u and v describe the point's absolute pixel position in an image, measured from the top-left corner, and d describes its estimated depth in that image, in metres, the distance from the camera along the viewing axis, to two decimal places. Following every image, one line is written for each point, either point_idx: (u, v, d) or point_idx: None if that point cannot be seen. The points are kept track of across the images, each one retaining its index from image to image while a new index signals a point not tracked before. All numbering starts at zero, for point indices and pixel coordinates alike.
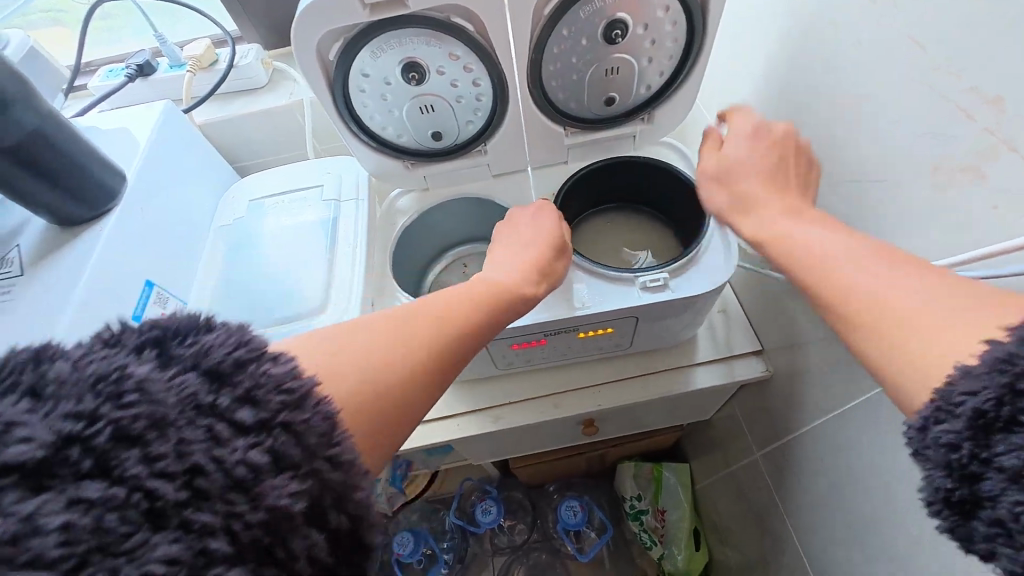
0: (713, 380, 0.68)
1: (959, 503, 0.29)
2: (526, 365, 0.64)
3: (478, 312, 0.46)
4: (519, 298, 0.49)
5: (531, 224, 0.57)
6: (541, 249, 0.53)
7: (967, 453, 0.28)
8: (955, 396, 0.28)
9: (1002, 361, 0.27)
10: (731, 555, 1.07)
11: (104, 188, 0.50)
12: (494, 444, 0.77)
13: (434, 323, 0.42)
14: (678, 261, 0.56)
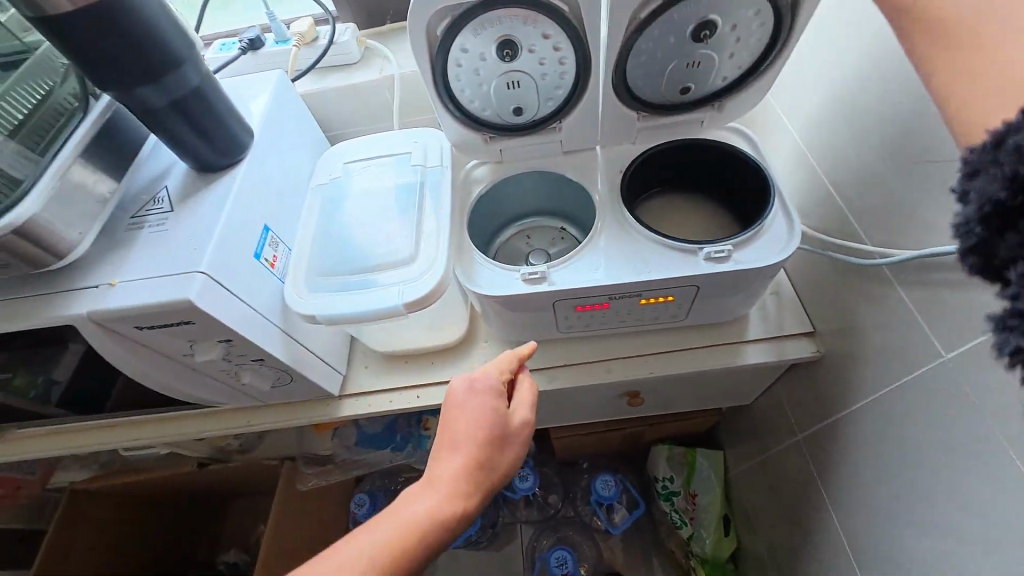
0: (763, 357, 0.71)
1: None
2: (584, 328, 0.70)
3: (430, 522, 0.44)
4: (468, 504, 0.46)
5: (470, 394, 0.51)
6: (473, 412, 0.50)
7: (1003, 198, 0.27)
8: None
9: None
10: (760, 543, 1.09)
11: (238, 141, 0.58)
12: (544, 404, 0.82)
13: (389, 544, 0.43)
14: (744, 235, 0.59)
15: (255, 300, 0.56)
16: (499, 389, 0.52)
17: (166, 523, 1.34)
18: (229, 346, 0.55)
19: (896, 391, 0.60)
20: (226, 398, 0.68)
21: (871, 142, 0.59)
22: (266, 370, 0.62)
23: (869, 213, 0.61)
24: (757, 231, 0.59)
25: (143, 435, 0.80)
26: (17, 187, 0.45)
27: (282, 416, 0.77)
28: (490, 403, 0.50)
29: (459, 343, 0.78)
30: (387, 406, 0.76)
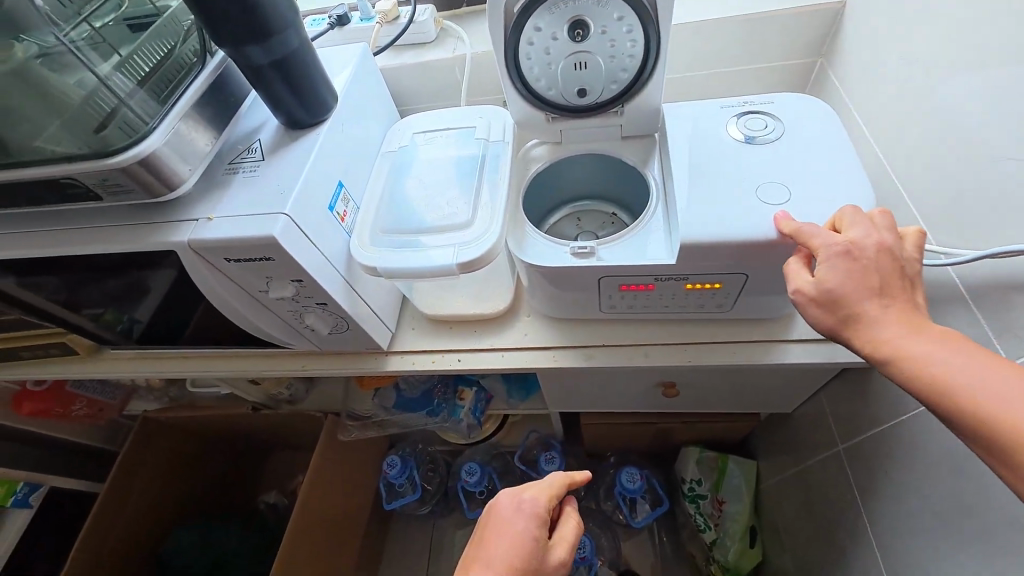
0: (808, 358, 0.69)
1: None
2: (626, 310, 0.71)
3: None
4: None
5: (518, 513, 0.57)
6: (520, 529, 0.56)
7: None
8: None
9: None
10: (788, 559, 1.05)
11: (323, 103, 0.64)
12: (579, 383, 0.84)
13: None
14: None
15: (324, 246, 0.62)
16: (552, 492, 0.60)
17: (223, 464, 1.47)
18: (300, 285, 0.61)
19: None
20: (289, 339, 0.74)
21: (956, 137, 0.56)
22: (326, 314, 0.68)
23: (945, 212, 0.57)
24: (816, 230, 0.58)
25: (212, 368, 0.89)
26: (143, 127, 0.52)
27: (334, 365, 0.84)
28: (542, 504, 0.58)
29: (503, 314, 0.81)
30: (429, 365, 0.80)
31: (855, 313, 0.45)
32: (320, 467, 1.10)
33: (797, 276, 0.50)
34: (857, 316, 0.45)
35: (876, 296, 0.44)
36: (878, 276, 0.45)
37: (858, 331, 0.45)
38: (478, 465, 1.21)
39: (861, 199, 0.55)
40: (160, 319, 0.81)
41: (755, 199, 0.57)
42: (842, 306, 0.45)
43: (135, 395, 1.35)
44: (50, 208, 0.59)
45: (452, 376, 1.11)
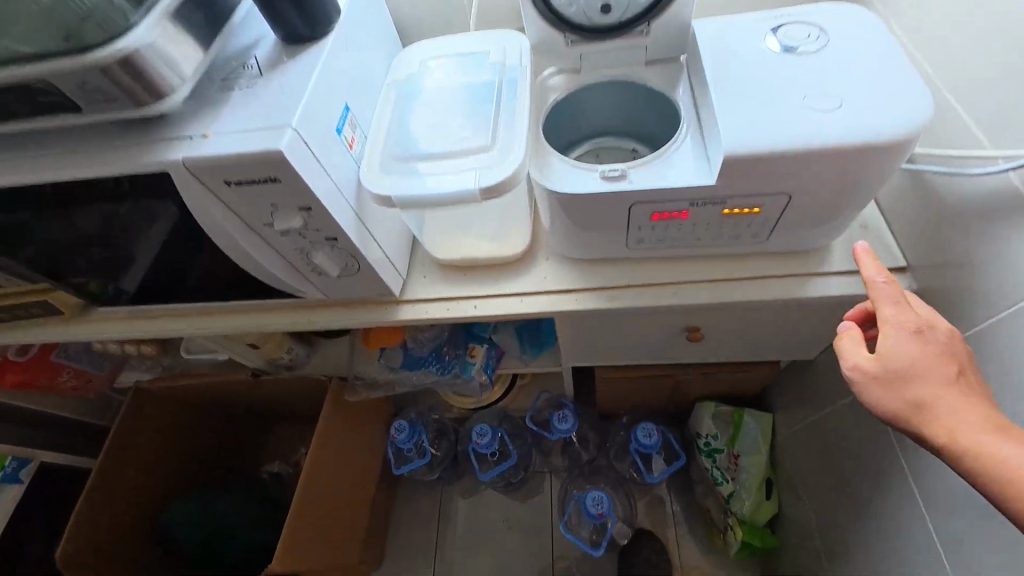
0: (845, 289, 0.66)
1: None
2: (654, 245, 0.68)
3: None
4: None
5: None
6: None
7: None
8: None
9: None
10: (804, 508, 1.05)
11: (327, 16, 0.58)
12: (601, 330, 0.81)
13: None
14: None
15: (332, 172, 0.57)
16: None
17: (224, 438, 1.43)
18: (308, 215, 0.56)
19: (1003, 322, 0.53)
20: (297, 284, 0.70)
21: (1009, 34, 0.51)
22: (336, 252, 0.63)
23: (995, 120, 0.53)
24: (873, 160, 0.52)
25: (209, 326, 0.84)
26: (124, 21, 0.45)
27: (342, 317, 0.79)
28: None
29: (520, 258, 0.77)
30: (444, 313, 0.76)
31: (930, 400, 0.44)
32: (325, 431, 1.06)
33: (853, 357, 0.49)
34: (932, 403, 0.44)
35: (951, 386, 0.44)
36: (943, 371, 0.45)
37: (926, 415, 0.44)
38: (489, 427, 1.17)
39: (922, 105, 0.50)
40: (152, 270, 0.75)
41: (798, 109, 0.53)
42: (903, 388, 0.45)
43: (126, 368, 1.29)
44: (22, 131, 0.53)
45: (463, 332, 1.08)
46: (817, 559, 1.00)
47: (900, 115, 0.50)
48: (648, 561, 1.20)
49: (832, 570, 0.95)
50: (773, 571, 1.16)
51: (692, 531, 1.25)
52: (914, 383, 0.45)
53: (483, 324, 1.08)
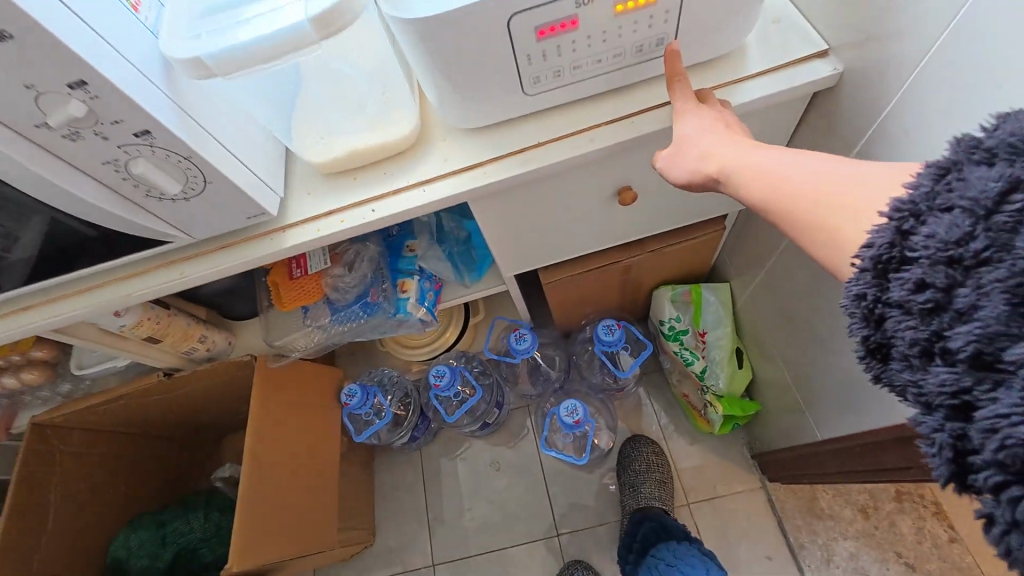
0: (768, 90, 0.59)
1: (876, 346, 0.36)
2: (555, 82, 0.58)
3: None
4: None
5: None
6: None
7: (866, 281, 0.35)
8: (904, 281, 0.33)
9: (935, 253, 0.32)
10: (774, 365, 1.03)
11: None
12: (528, 213, 0.72)
13: None
14: None
15: (107, 33, 0.42)
16: None
17: (166, 458, 1.28)
18: (87, 95, 0.42)
19: (935, 58, 0.47)
20: (136, 219, 0.56)
21: None
22: (161, 156, 0.50)
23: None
24: None
25: (63, 312, 0.68)
26: None
27: (222, 263, 0.66)
28: None
29: (413, 145, 0.66)
30: (338, 228, 0.64)
31: (711, 151, 0.51)
32: (262, 414, 0.92)
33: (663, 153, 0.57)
34: (711, 152, 0.51)
35: (724, 138, 0.51)
36: (713, 125, 0.53)
37: (710, 161, 0.51)
38: (447, 368, 1.07)
39: None
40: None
41: None
42: (694, 151, 0.53)
43: (20, 409, 1.12)
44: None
45: (387, 270, 0.96)
46: (795, 412, 0.98)
47: None
48: (645, 461, 1.17)
49: (808, 416, 0.93)
50: (759, 437, 1.15)
51: (676, 422, 1.24)
52: (694, 145, 0.53)
53: (408, 257, 0.95)
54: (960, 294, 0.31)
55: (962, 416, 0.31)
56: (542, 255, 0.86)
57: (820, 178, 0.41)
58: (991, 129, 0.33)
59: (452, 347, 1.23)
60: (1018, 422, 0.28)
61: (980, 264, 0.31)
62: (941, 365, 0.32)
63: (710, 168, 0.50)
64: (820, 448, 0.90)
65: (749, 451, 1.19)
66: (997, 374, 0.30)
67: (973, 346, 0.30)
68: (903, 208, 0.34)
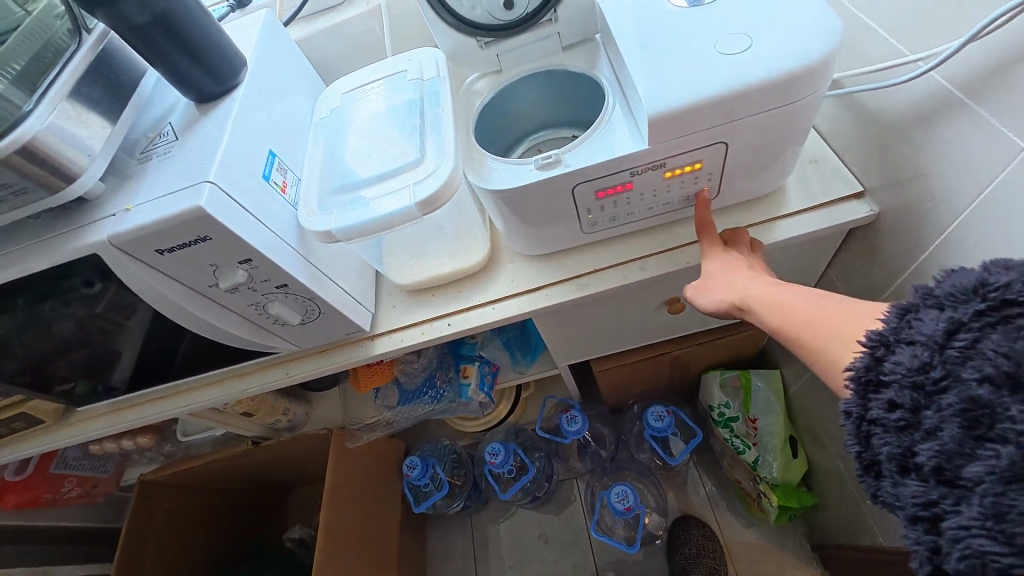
0: (809, 226, 0.65)
1: (867, 460, 0.39)
2: (611, 223, 0.67)
3: None
4: None
5: None
6: None
7: (854, 398, 0.39)
8: (880, 400, 0.37)
9: (901, 378, 0.36)
10: (831, 458, 1.02)
11: (227, 67, 0.56)
12: (582, 322, 0.80)
13: None
14: (806, 84, 0.51)
15: (268, 220, 0.55)
16: None
17: (244, 513, 1.40)
18: (250, 268, 0.55)
19: (967, 220, 0.51)
20: (262, 339, 0.68)
21: None
22: (293, 299, 0.62)
23: (895, 19, 0.52)
24: (794, 99, 0.52)
25: (193, 401, 0.82)
26: (17, 112, 0.44)
27: (320, 364, 0.77)
28: None
29: (484, 266, 0.76)
30: (419, 338, 0.74)
31: (734, 284, 0.56)
32: (336, 486, 1.01)
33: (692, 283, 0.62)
34: (734, 286, 0.56)
35: (744, 273, 0.56)
36: (732, 264, 0.58)
37: (732, 296, 0.56)
38: (501, 445, 1.13)
39: (828, 30, 0.51)
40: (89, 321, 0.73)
41: (713, 59, 0.52)
42: (717, 286, 0.58)
43: (130, 464, 1.29)
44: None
45: (452, 355, 1.06)
46: (858, 509, 0.96)
47: (812, 41, 0.50)
48: (698, 546, 1.16)
49: (871, 517, 0.91)
50: (818, 529, 1.12)
51: (729, 504, 1.23)
52: (722, 273, 0.58)
53: (470, 343, 1.04)
54: (928, 417, 0.35)
55: (936, 529, 0.35)
56: (595, 351, 0.92)
57: (823, 308, 0.46)
58: (943, 276, 0.38)
59: (506, 420, 1.30)
60: (976, 534, 0.32)
61: (940, 391, 0.35)
62: (913, 479, 0.36)
63: (736, 300, 0.55)
64: (885, 554, 0.88)
65: (809, 542, 1.15)
66: (959, 491, 0.33)
67: (935, 461, 0.35)
68: (875, 339, 0.39)
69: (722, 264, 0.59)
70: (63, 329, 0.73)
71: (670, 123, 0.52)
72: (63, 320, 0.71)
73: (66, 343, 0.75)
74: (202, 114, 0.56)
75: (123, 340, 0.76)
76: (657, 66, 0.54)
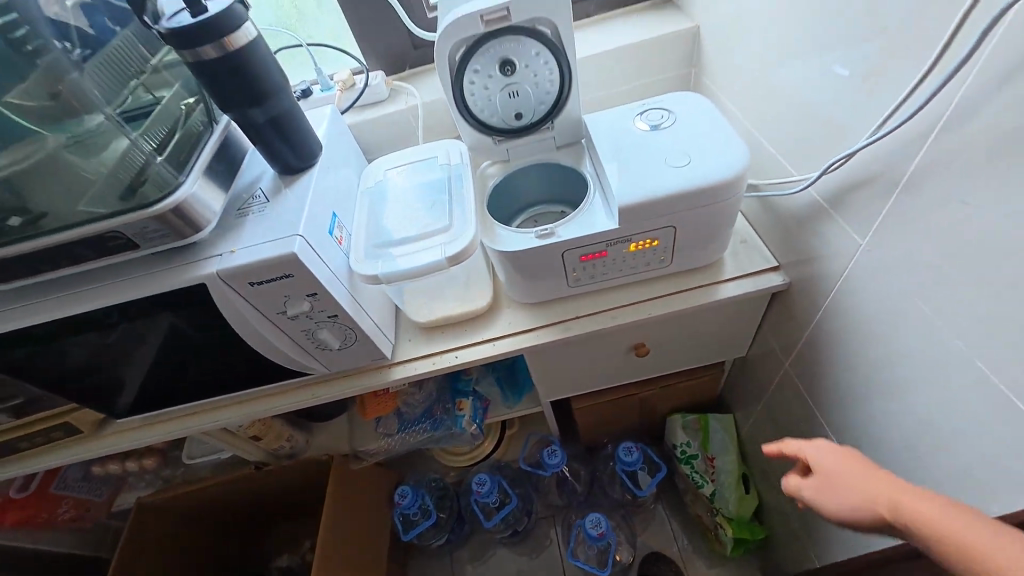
0: (739, 290, 0.85)
1: None
2: (590, 281, 0.86)
3: None
4: None
5: None
6: None
7: None
8: None
9: None
10: (777, 494, 1.16)
11: (310, 150, 0.75)
12: (564, 361, 0.97)
13: None
14: (727, 191, 0.73)
15: (331, 265, 0.72)
16: None
17: (230, 544, 1.43)
18: (314, 300, 0.71)
19: (840, 291, 0.71)
20: (303, 360, 0.82)
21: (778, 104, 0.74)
22: (338, 328, 0.77)
23: (785, 148, 0.75)
24: (721, 199, 0.74)
25: (224, 417, 0.93)
26: (173, 181, 0.61)
27: (344, 387, 0.91)
28: None
29: (487, 310, 0.93)
30: (430, 367, 0.89)
31: (852, 487, 0.50)
32: (334, 508, 1.10)
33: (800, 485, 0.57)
34: (855, 495, 0.49)
35: (863, 471, 0.50)
36: (857, 467, 0.51)
37: (851, 502, 0.50)
38: (487, 476, 1.24)
39: (739, 156, 0.73)
40: (141, 340, 0.76)
41: (664, 170, 0.74)
42: (837, 496, 0.51)
43: (126, 489, 1.33)
44: (59, 275, 0.68)
45: (449, 390, 1.19)
46: (799, 539, 1.09)
47: (727, 163, 0.73)
48: None
49: (809, 545, 1.05)
50: (770, 562, 1.24)
51: (692, 540, 1.34)
52: (837, 477, 0.52)
53: (465, 379, 1.19)
54: None
55: None
56: (574, 388, 1.08)
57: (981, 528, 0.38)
58: None
59: (491, 456, 1.41)
60: None
61: None
62: None
63: (871, 514, 0.47)
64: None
65: None
66: None
67: None
68: None
69: (838, 471, 0.52)
70: (119, 357, 0.79)
71: (632, 212, 0.73)
72: (116, 343, 0.76)
73: (119, 369, 0.82)
74: (287, 183, 0.74)
75: (165, 363, 0.83)
76: (624, 172, 0.75)
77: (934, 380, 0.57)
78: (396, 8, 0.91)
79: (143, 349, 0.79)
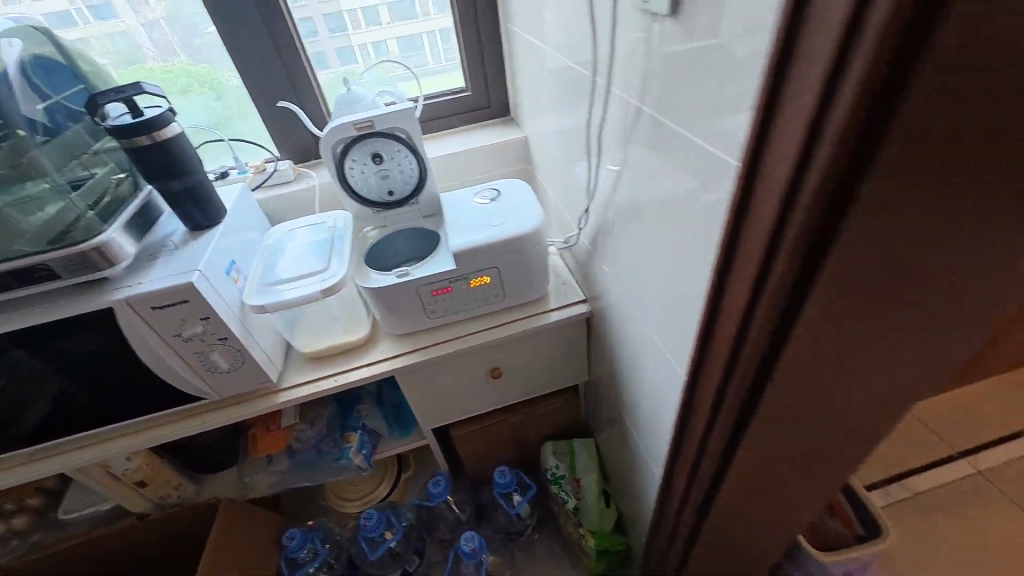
0: (557, 318, 1.13)
1: None
2: (444, 313, 1.10)
3: None
4: None
5: None
6: None
7: None
8: None
9: None
10: (629, 505, 1.35)
11: (217, 212, 0.98)
12: (431, 384, 1.17)
13: None
14: (532, 242, 1.04)
15: (224, 296, 0.91)
16: None
17: None
18: (207, 323, 0.89)
19: (610, 309, 1.00)
20: (194, 382, 0.97)
21: (566, 185, 1.09)
22: (228, 350, 0.94)
23: (572, 214, 1.09)
24: (529, 248, 1.04)
25: (110, 447, 1.01)
26: (98, 229, 0.80)
27: (232, 411, 1.04)
28: None
29: (366, 342, 1.14)
30: (312, 389, 1.06)
31: None
32: (214, 547, 1.15)
33: None
34: None
35: None
36: None
37: None
38: (375, 511, 1.33)
39: (539, 219, 1.05)
40: (37, 361, 0.87)
41: (487, 228, 1.04)
42: None
43: None
44: None
45: (339, 426, 1.32)
46: (643, 539, 1.28)
47: (530, 222, 1.04)
48: None
49: (649, 543, 1.22)
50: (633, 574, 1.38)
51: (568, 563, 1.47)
52: None
53: (355, 415, 1.33)
54: None
55: None
56: (447, 413, 1.26)
57: None
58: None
59: (385, 497, 1.51)
60: None
61: None
62: None
63: None
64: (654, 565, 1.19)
65: None
66: None
67: None
68: None
69: None
70: (13, 384, 0.88)
71: (464, 256, 1.01)
72: (12, 367, 0.86)
73: (12, 398, 0.90)
74: (195, 234, 0.95)
75: (57, 392, 0.93)
76: (459, 231, 1.04)
77: (651, 356, 0.85)
78: (300, 117, 1.22)
79: (38, 374, 0.89)
